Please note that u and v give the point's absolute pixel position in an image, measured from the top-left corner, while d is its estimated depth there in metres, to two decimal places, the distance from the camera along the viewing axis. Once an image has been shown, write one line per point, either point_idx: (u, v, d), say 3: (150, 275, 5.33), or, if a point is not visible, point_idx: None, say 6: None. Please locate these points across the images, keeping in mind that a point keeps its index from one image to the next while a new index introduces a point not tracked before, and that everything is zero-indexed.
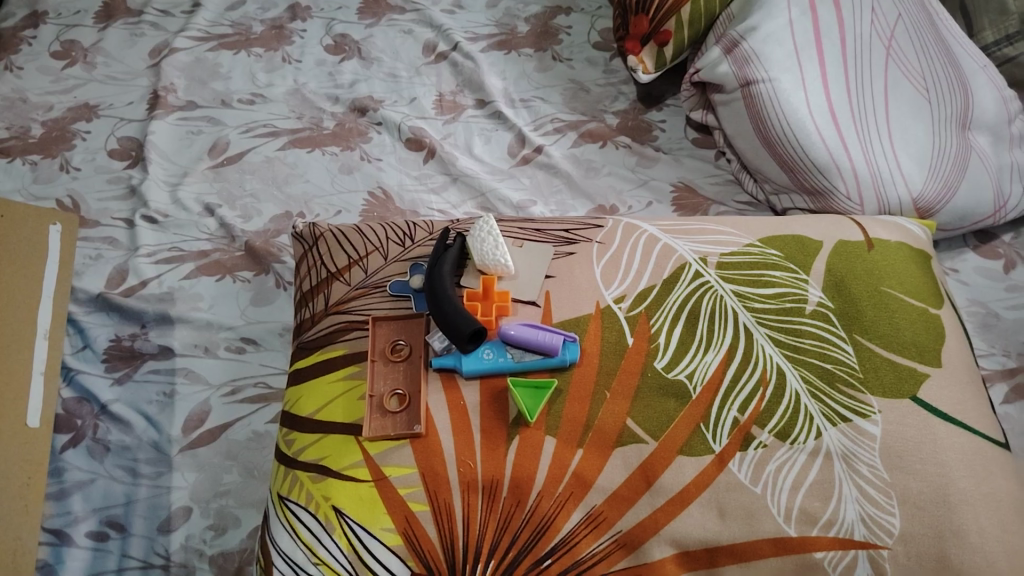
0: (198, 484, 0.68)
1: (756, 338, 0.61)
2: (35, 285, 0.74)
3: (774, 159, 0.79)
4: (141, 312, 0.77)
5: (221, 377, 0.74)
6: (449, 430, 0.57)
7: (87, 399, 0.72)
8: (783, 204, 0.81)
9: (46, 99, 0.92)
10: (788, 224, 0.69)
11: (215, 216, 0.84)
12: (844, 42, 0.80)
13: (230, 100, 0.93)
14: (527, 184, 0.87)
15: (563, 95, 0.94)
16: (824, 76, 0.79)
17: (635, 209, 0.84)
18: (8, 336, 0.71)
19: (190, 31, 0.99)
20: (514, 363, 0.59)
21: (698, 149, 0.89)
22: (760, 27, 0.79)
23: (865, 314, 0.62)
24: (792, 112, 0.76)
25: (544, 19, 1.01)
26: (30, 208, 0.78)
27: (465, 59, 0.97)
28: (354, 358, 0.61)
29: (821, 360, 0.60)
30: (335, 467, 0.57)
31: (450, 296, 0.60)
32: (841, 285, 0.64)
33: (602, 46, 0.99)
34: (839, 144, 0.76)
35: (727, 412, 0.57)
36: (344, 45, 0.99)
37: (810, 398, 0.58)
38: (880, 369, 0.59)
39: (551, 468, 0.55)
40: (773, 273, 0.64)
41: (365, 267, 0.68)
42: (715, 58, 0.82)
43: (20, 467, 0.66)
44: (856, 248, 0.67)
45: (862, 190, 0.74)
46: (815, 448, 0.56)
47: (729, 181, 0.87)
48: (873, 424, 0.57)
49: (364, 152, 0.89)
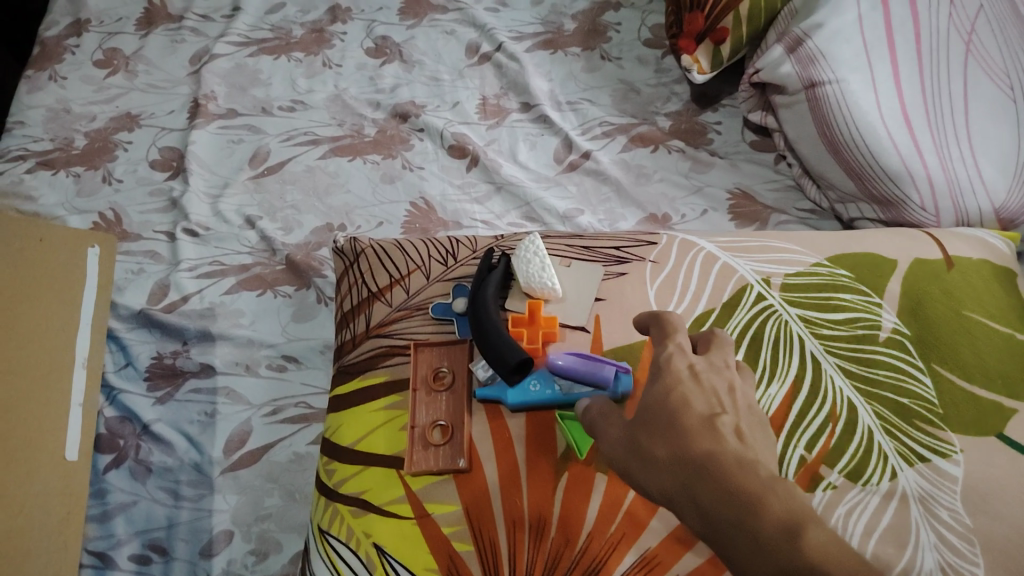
0: (239, 507, 0.67)
1: (824, 368, 0.57)
2: (72, 311, 0.73)
3: (840, 166, 0.73)
4: (183, 329, 0.76)
5: (262, 397, 0.73)
6: (495, 465, 0.54)
7: (129, 418, 0.71)
8: (849, 213, 0.76)
9: (89, 109, 0.92)
10: (858, 241, 0.64)
11: (256, 228, 0.82)
12: (919, 38, 0.74)
13: (270, 107, 0.91)
14: (574, 192, 0.83)
15: (612, 97, 0.90)
16: (896, 77, 0.73)
17: (688, 218, 0.80)
18: (45, 366, 0.69)
19: (230, 36, 0.97)
20: (562, 395, 0.56)
21: (756, 153, 0.84)
22: (826, 23, 0.73)
23: (945, 342, 0.57)
24: (861, 115, 0.70)
25: (591, 16, 0.97)
26: (70, 231, 0.77)
27: (509, 60, 0.93)
28: (395, 387, 0.59)
29: (896, 394, 0.55)
30: (377, 502, 0.54)
31: (495, 323, 0.57)
32: (918, 309, 0.59)
33: (653, 43, 0.94)
34: (912, 150, 0.70)
35: (792, 450, 0.53)
36: (385, 47, 0.96)
37: (884, 435, 0.54)
38: (961, 404, 0.55)
39: (603, 507, 0.52)
40: (843, 297, 0.60)
41: (406, 288, 0.65)
42: (775, 58, 0.76)
43: (59, 502, 0.64)
44: (933, 267, 0.61)
45: (937, 200, 0.69)
46: (889, 490, 0.52)
47: (790, 188, 0.82)
48: (954, 465, 0.52)
49: (405, 160, 0.86)
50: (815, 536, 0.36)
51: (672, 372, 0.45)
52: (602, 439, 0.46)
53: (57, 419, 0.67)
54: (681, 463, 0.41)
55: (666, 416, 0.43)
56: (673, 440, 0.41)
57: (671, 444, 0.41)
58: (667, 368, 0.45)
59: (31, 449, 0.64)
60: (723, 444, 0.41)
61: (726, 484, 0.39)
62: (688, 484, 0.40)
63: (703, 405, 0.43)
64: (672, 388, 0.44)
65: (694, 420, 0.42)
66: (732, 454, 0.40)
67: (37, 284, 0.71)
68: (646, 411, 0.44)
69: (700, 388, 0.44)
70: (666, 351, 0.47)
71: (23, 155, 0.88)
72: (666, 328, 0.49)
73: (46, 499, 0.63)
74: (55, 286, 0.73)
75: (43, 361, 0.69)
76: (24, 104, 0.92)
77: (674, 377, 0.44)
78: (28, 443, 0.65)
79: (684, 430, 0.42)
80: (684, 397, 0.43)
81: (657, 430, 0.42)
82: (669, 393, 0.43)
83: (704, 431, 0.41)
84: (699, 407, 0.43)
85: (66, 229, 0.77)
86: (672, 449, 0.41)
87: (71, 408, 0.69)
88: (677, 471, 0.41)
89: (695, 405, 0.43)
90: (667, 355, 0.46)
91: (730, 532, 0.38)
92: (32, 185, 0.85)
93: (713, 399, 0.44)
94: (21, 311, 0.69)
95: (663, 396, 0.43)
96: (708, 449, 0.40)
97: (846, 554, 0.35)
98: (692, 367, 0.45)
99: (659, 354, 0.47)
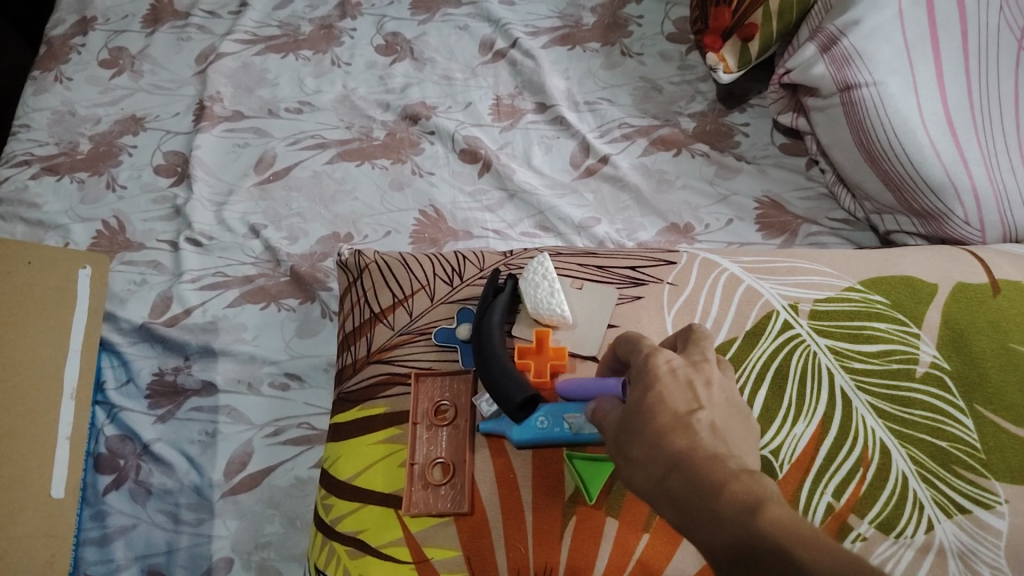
0: (239, 533, 0.65)
1: (855, 406, 0.52)
2: (62, 338, 0.67)
3: (877, 175, 0.68)
4: (184, 344, 0.74)
5: (264, 417, 0.70)
6: (499, 508, 0.51)
7: (130, 437, 0.69)
8: (886, 225, 0.71)
9: (94, 111, 0.90)
10: (895, 262, 0.59)
11: (260, 238, 0.80)
12: (966, 35, 0.68)
13: (277, 109, 0.88)
14: (590, 200, 0.79)
15: (633, 96, 0.85)
16: (939, 79, 0.67)
17: (712, 229, 0.75)
18: (33, 398, 0.63)
19: (237, 33, 0.94)
20: (571, 433, 0.51)
21: (785, 157, 0.79)
22: (863, 20, 0.67)
23: (990, 378, 0.53)
24: (900, 122, 0.65)
25: (612, 8, 0.92)
26: (60, 251, 0.70)
27: (525, 57, 0.88)
28: (394, 419, 0.56)
29: (934, 437, 0.51)
30: (373, 543, 0.52)
31: (498, 354, 0.53)
32: (959, 341, 0.54)
33: (677, 38, 0.89)
34: (957, 159, 0.65)
35: (818, 497, 0.50)
36: (395, 44, 0.92)
37: (920, 483, 0.50)
38: (1007, 450, 0.50)
39: (614, 555, 0.50)
40: (878, 326, 0.55)
41: (409, 309, 0.62)
42: (808, 58, 0.71)
43: (39, 548, 0.59)
44: (978, 293, 0.56)
45: (983, 214, 0.64)
46: (924, 544, 0.48)
47: (822, 196, 0.76)
48: (998, 518, 0.48)
49: (415, 165, 0.83)
50: (781, 516, 0.31)
51: (650, 370, 0.40)
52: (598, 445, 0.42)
53: (43, 455, 0.62)
54: (654, 460, 0.36)
55: (643, 415, 0.38)
56: (648, 438, 0.37)
57: (645, 442, 0.37)
58: (647, 366, 0.41)
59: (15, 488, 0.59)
60: (698, 438, 0.36)
61: (692, 476, 0.35)
62: (658, 478, 0.36)
63: (680, 401, 0.38)
64: (649, 383, 0.39)
65: (667, 416, 0.38)
66: (708, 447, 0.36)
67: (23, 304, 0.65)
68: (626, 413, 0.40)
69: (678, 382, 0.40)
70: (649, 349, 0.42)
71: (28, 160, 0.86)
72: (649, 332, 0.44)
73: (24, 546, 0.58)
74: (41, 311, 0.67)
75: (31, 391, 0.63)
76: (29, 107, 0.90)
77: (652, 375, 0.40)
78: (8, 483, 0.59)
79: (660, 426, 0.37)
80: (660, 392, 0.39)
81: (635, 431, 0.38)
82: (646, 388, 0.39)
83: (677, 428, 0.37)
84: (676, 401, 0.38)
85: (56, 250, 0.71)
86: (646, 447, 0.37)
87: (58, 441, 0.63)
88: (651, 468, 0.36)
89: (674, 400, 0.39)
90: (648, 351, 0.42)
91: (699, 527, 0.33)
92: (36, 192, 0.83)
93: (695, 393, 0.39)
94: (6, 341, 0.63)
95: (638, 395, 0.39)
96: (680, 445, 0.36)
97: (813, 535, 0.30)
98: (670, 363, 0.40)
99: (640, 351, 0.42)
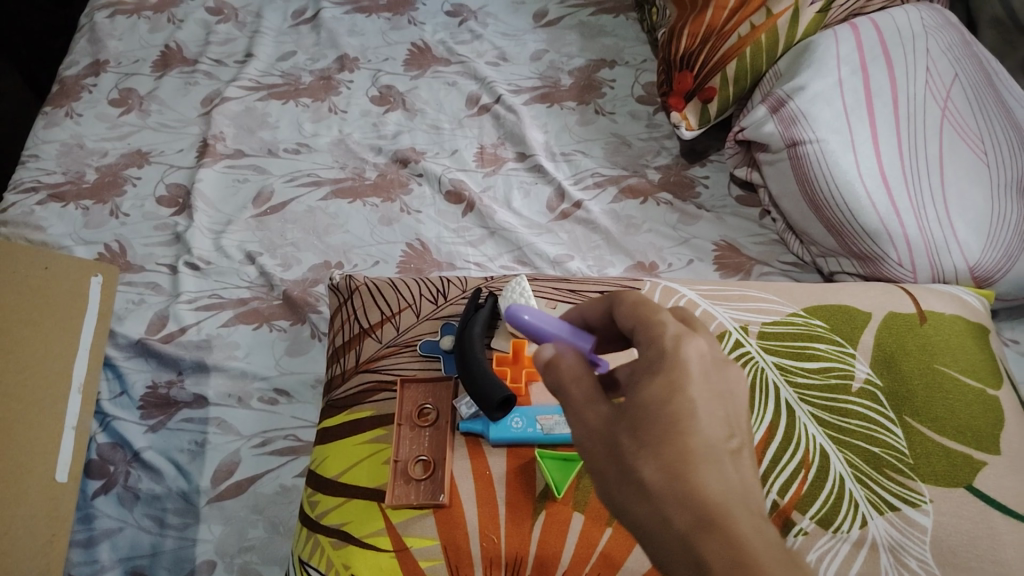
0: (223, 537, 0.68)
1: (798, 415, 0.58)
2: (71, 336, 0.74)
3: (821, 223, 0.76)
4: (178, 359, 0.78)
5: (253, 429, 0.74)
6: (474, 501, 0.55)
7: (121, 445, 0.73)
8: (830, 267, 0.79)
9: (102, 145, 0.95)
10: (834, 293, 0.67)
11: (255, 264, 0.85)
12: (897, 101, 0.78)
13: (276, 149, 0.95)
14: (565, 239, 0.86)
15: (605, 149, 0.94)
16: (874, 138, 0.76)
17: (675, 267, 0.82)
18: (44, 389, 0.70)
19: (242, 80, 1.02)
20: (544, 434, 0.57)
21: (742, 207, 0.88)
22: (808, 86, 0.77)
23: (917, 395, 0.59)
24: (840, 174, 0.73)
25: (587, 73, 1.02)
26: (75, 260, 0.78)
27: (507, 112, 0.97)
28: (380, 421, 0.61)
29: (867, 443, 0.57)
30: (357, 533, 0.55)
31: (479, 360, 0.58)
32: (890, 361, 0.61)
33: (645, 100, 0.99)
34: (890, 209, 0.73)
35: (765, 494, 0.54)
36: (389, 96, 1.00)
37: (855, 483, 0.55)
38: (932, 456, 0.56)
39: (579, 547, 0.53)
40: (818, 346, 0.62)
41: (396, 325, 0.67)
42: (759, 117, 0.80)
43: (45, 524, 0.64)
44: (906, 321, 0.64)
45: (914, 256, 0.72)
46: (859, 538, 0.53)
47: (774, 242, 0.84)
48: (923, 515, 0.54)
49: (403, 204, 0.89)
50: None
51: (677, 369, 0.38)
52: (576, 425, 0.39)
53: (50, 440, 0.68)
54: (675, 489, 0.35)
55: (666, 432, 0.36)
56: (667, 458, 0.36)
57: (665, 468, 0.35)
58: (675, 359, 0.38)
59: (22, 471, 0.65)
60: (726, 475, 0.35)
61: (724, 527, 0.34)
62: (675, 513, 0.35)
63: (709, 426, 0.37)
64: (676, 388, 0.37)
65: (695, 443, 0.36)
66: (736, 488, 0.35)
67: (37, 310, 0.72)
68: (636, 412, 0.38)
69: (711, 402, 0.37)
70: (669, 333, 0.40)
71: (35, 186, 0.91)
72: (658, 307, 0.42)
73: (32, 521, 0.63)
74: (53, 311, 0.74)
75: (42, 385, 0.70)
76: (40, 139, 0.95)
77: (681, 385, 0.38)
78: (18, 465, 0.65)
79: (687, 449, 0.36)
80: (690, 405, 0.37)
81: (649, 443, 0.36)
82: (671, 398, 0.37)
83: (706, 458, 0.36)
84: (706, 420, 0.37)
85: (70, 258, 0.78)
86: (664, 470, 0.35)
87: (65, 430, 0.70)
88: (669, 498, 0.35)
89: (702, 419, 0.37)
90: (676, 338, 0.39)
91: None
92: (41, 216, 0.88)
93: (722, 412, 0.38)
94: (23, 337, 0.70)
95: (663, 401, 0.37)
96: (710, 482, 0.35)
97: None
98: (702, 355, 0.39)
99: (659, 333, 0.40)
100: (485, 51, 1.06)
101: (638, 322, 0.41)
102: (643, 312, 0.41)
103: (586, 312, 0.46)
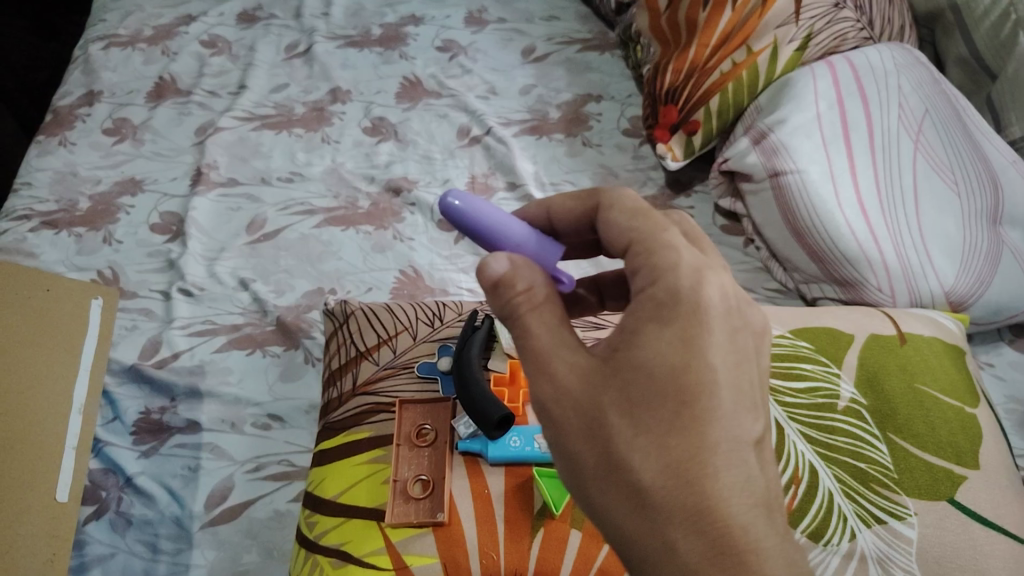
0: (217, 562, 0.67)
1: (787, 433, 0.59)
2: (71, 356, 0.75)
3: (804, 249, 0.79)
4: (172, 385, 0.77)
5: (245, 454, 0.74)
6: (473, 520, 0.56)
7: (113, 470, 0.72)
8: (813, 293, 0.81)
9: (95, 173, 0.96)
10: (819, 316, 0.69)
11: (249, 290, 0.85)
12: (872, 135, 0.81)
13: (269, 178, 0.96)
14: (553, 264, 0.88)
15: (592, 180, 0.96)
16: (851, 167, 0.79)
17: None
18: (42, 411, 0.71)
19: (235, 111, 1.03)
20: (540, 452, 0.58)
21: (726, 236, 0.91)
22: (788, 119, 0.81)
23: (899, 412, 0.62)
24: (820, 203, 0.76)
25: (575, 106, 1.05)
26: (76, 283, 0.80)
27: (498, 143, 1.00)
28: (378, 442, 0.62)
29: (854, 459, 0.58)
30: (356, 553, 0.56)
31: (476, 378, 0.60)
32: (874, 380, 0.64)
33: (631, 132, 1.02)
34: (868, 234, 0.75)
35: None
36: (381, 128, 1.03)
37: (844, 498, 0.57)
38: (915, 470, 0.58)
39: (576, 563, 0.54)
40: (804, 366, 0.64)
41: (394, 347, 0.69)
42: (742, 149, 0.83)
43: (46, 542, 0.64)
44: (888, 342, 0.66)
45: (893, 283, 0.75)
46: (849, 551, 0.55)
47: (758, 269, 0.87)
48: (909, 527, 0.56)
49: (396, 231, 0.91)
50: None
51: (697, 315, 0.40)
52: (544, 382, 0.41)
53: (49, 459, 0.69)
54: (672, 486, 0.37)
55: (673, 416, 0.38)
56: (668, 449, 0.38)
57: (672, 467, 0.37)
58: (696, 302, 0.40)
59: (21, 490, 0.66)
60: (741, 475, 0.38)
61: (726, 540, 0.36)
62: (668, 515, 0.37)
63: (728, 415, 0.38)
64: (687, 355, 0.39)
65: (715, 437, 0.38)
66: (750, 485, 0.38)
67: (38, 332, 0.74)
68: (637, 386, 0.39)
69: (731, 387, 0.39)
70: (686, 262, 0.41)
71: (28, 214, 0.91)
72: (661, 223, 0.43)
73: (31, 541, 0.64)
74: (55, 332, 0.75)
75: (42, 407, 0.71)
76: (33, 167, 0.96)
77: (702, 359, 0.39)
78: (19, 484, 0.66)
79: (700, 443, 0.38)
80: (708, 383, 0.38)
81: (655, 431, 0.38)
82: (682, 371, 0.39)
83: (729, 455, 0.38)
84: (723, 401, 0.38)
85: (71, 280, 0.80)
86: (664, 465, 0.37)
87: (64, 450, 0.70)
88: (664, 497, 0.37)
89: (722, 406, 0.38)
90: (695, 271, 0.40)
91: None
92: (34, 243, 0.88)
93: (742, 386, 0.40)
94: (25, 359, 0.71)
95: (679, 361, 0.39)
96: (725, 484, 0.37)
97: None
98: (722, 291, 0.40)
99: (676, 262, 0.41)
100: (475, 84, 1.09)
101: (635, 239, 0.43)
102: (646, 224, 0.43)
103: (554, 209, 0.50)
